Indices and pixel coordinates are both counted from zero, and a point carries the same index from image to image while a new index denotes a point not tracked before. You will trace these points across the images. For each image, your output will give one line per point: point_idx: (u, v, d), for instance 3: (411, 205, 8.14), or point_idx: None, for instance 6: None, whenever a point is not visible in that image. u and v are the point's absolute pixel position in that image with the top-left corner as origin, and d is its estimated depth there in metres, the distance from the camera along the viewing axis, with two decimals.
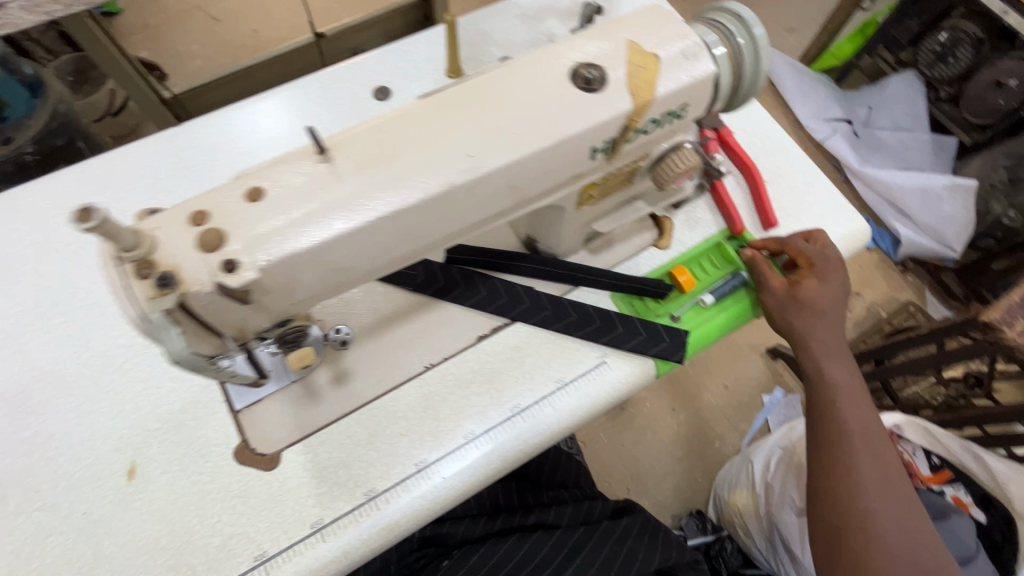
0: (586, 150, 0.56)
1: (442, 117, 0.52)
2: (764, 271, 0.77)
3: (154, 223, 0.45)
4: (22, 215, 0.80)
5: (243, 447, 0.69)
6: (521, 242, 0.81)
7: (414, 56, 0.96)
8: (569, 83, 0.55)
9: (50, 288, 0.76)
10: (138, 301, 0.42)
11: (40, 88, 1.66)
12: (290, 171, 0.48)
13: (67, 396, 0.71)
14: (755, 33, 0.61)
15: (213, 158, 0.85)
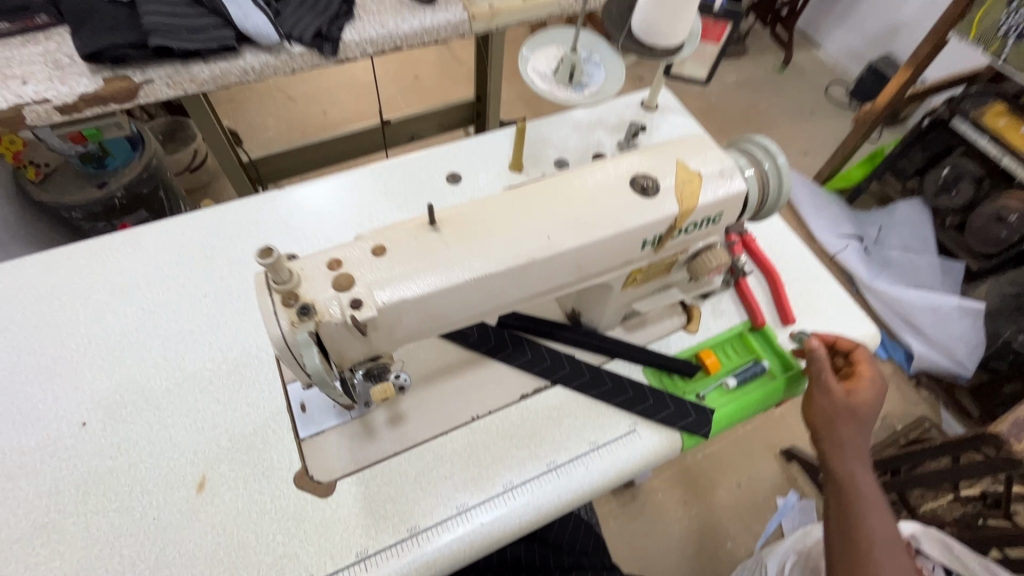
0: (639, 241, 0.68)
1: (527, 204, 0.65)
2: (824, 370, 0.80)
3: (300, 265, 0.57)
4: (143, 249, 0.94)
5: (303, 472, 0.76)
6: (565, 314, 0.91)
7: (483, 151, 1.13)
8: (628, 188, 0.68)
9: (156, 313, 0.88)
10: (282, 324, 0.53)
11: (140, 143, 1.88)
12: (407, 235, 0.60)
13: (155, 409, 0.80)
14: (780, 160, 0.75)
15: (307, 218, 1.00)
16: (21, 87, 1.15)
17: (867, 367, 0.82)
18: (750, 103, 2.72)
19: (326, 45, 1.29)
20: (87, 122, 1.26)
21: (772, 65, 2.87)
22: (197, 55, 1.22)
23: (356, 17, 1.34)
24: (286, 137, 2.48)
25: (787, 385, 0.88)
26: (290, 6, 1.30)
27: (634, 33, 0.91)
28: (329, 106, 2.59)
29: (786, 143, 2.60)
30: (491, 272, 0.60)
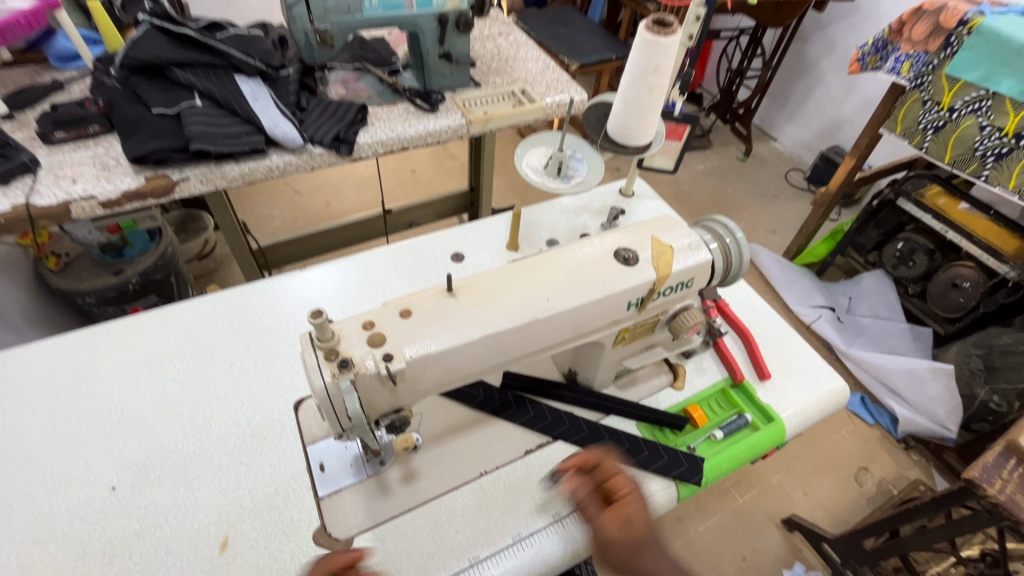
0: (624, 303, 0.79)
1: (527, 275, 0.76)
2: (591, 509, 0.68)
3: (340, 325, 0.67)
4: (175, 324, 1.03)
5: (322, 529, 0.80)
6: (564, 373, 1.00)
7: (483, 234, 1.28)
8: (611, 258, 0.80)
9: (186, 381, 0.95)
10: (324, 376, 0.63)
11: (158, 234, 2.01)
12: (429, 301, 0.71)
13: (180, 472, 0.84)
14: (737, 236, 0.89)
15: (326, 293, 1.11)
16: (70, 185, 1.29)
17: (622, 482, 0.69)
18: (717, 189, 3.00)
19: (342, 148, 1.47)
20: (123, 214, 1.39)
21: (735, 156, 3.20)
22: (228, 158, 1.39)
23: (369, 123, 1.55)
24: (291, 226, 2.65)
25: (770, 436, 0.95)
26: (313, 115, 1.51)
27: (608, 133, 1.09)
28: (333, 198, 2.80)
29: (753, 223, 2.84)
30: (500, 334, 0.71)
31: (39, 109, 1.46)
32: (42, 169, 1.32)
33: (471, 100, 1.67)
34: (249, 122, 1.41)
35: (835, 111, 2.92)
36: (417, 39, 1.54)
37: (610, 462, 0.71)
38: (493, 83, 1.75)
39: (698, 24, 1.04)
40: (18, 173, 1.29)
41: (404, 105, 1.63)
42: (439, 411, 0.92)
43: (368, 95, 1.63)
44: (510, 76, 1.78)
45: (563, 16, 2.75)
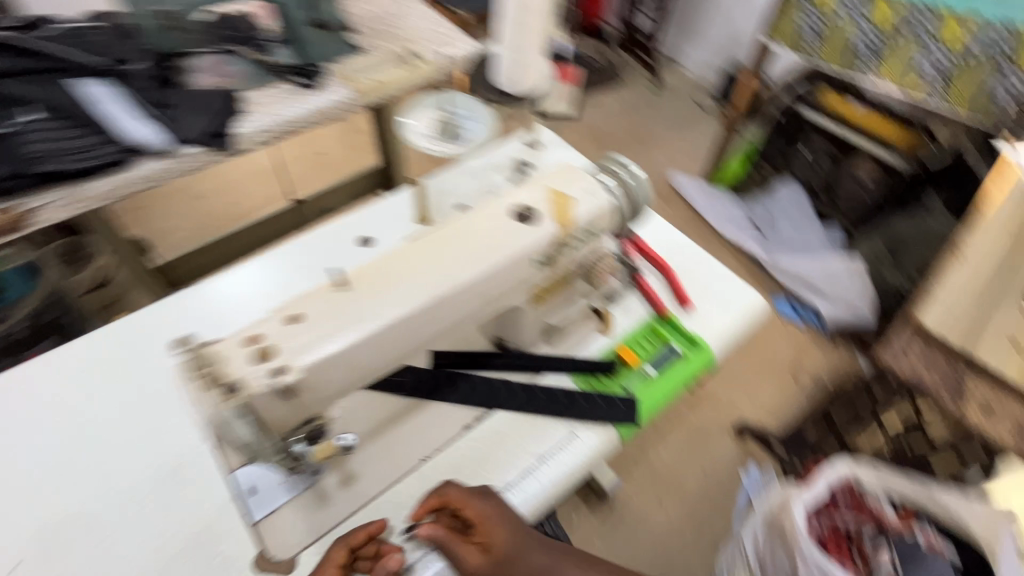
0: (528, 263, 0.77)
1: (426, 250, 0.72)
2: (452, 549, 0.73)
3: (221, 345, 0.61)
4: (53, 371, 0.90)
5: (261, 556, 0.77)
6: (491, 342, 0.97)
7: (395, 210, 1.21)
8: (509, 218, 0.77)
9: (78, 432, 0.85)
10: (213, 403, 0.59)
11: (37, 270, 1.75)
12: (319, 299, 0.66)
13: (87, 533, 0.77)
14: (639, 174, 0.87)
15: (227, 305, 1.02)
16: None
17: (472, 508, 0.75)
18: (630, 124, 2.99)
19: (218, 143, 1.32)
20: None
21: (644, 88, 3.19)
22: (83, 174, 1.22)
23: (245, 111, 1.40)
24: (196, 236, 2.44)
25: (697, 365, 0.98)
26: (183, 111, 1.32)
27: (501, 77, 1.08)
28: (238, 197, 2.59)
29: (669, 153, 2.86)
30: (403, 317, 0.66)
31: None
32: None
33: (355, 68, 1.53)
34: (99, 130, 1.24)
35: (732, 26, 2.94)
36: (285, 11, 1.50)
37: (455, 493, 0.76)
38: (380, 46, 1.61)
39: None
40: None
41: (281, 84, 1.47)
42: (363, 405, 0.85)
43: (237, 78, 1.45)
44: (393, 35, 1.65)
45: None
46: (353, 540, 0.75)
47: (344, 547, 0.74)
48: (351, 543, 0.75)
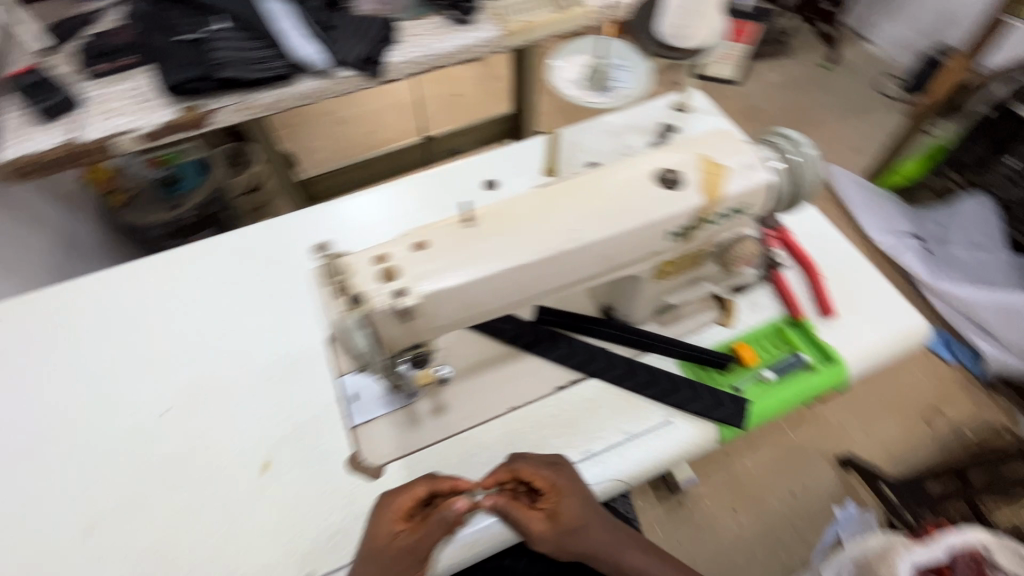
0: (660, 232, 0.51)
1: (570, 194, 0.50)
2: (517, 518, 0.53)
3: (349, 255, 0.47)
4: (120, 300, 0.73)
5: (355, 457, 0.61)
6: (596, 309, 0.70)
7: (530, 155, 0.87)
8: (789, 328, 0.69)
9: (224, 313, 0.72)
10: (334, 314, 0.44)
11: (209, 165, 1.51)
12: (556, 371, 0.66)
13: (215, 402, 0.65)
14: (818, 154, 0.56)
15: (277, 267, 0.75)
16: (111, 119, 0.97)
17: (545, 479, 0.54)
18: (811, 108, 2.05)
19: (372, 70, 1.02)
20: (162, 147, 1.05)
21: (814, 63, 2.20)
22: (257, 85, 0.99)
23: (399, 40, 1.07)
24: (337, 157, 2.01)
25: (832, 379, 0.65)
26: (341, 34, 1.04)
27: (658, 33, 0.68)
28: (375, 124, 2.10)
29: (830, 138, 1.97)
30: (670, 424, 0.62)
31: (79, 42, 1.07)
32: (86, 104, 0.99)
33: (508, 5, 1.12)
34: (273, 43, 0.99)
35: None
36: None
37: (525, 465, 0.55)
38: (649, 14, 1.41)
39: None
40: (63, 111, 0.97)
41: (433, 18, 1.11)
42: (468, 344, 0.67)
43: (395, 9, 1.11)
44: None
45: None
46: (439, 484, 0.54)
47: (428, 484, 0.54)
48: (436, 485, 0.54)
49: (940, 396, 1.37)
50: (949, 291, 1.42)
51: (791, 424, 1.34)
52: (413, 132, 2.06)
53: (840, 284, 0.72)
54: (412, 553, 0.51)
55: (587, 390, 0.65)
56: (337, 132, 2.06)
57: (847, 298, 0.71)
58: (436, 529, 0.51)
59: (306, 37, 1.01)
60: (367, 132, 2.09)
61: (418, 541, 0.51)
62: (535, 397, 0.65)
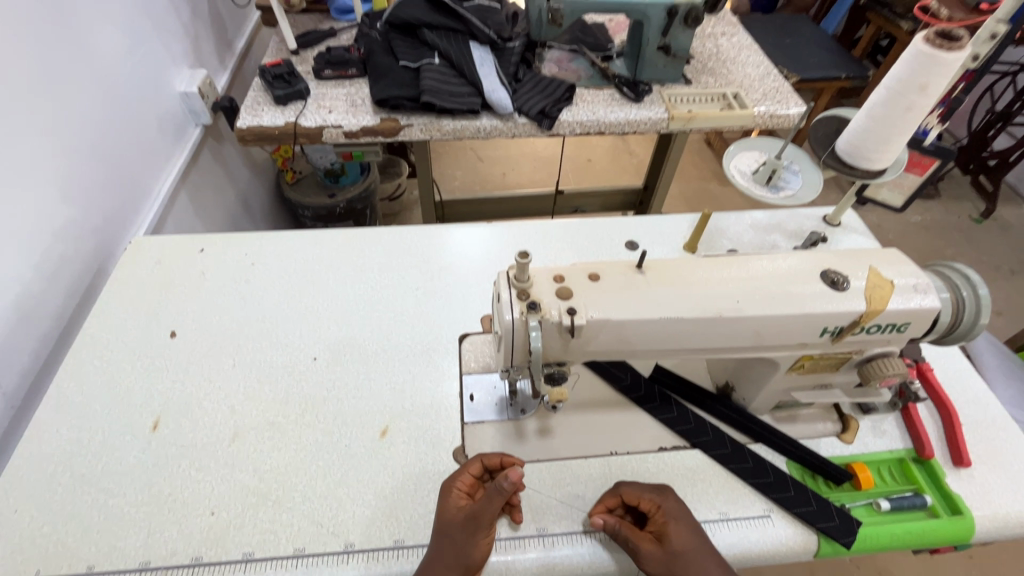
0: (816, 327, 0.53)
1: (736, 269, 0.54)
2: (627, 537, 0.56)
3: (531, 270, 0.54)
4: (302, 258, 0.86)
5: (462, 450, 0.66)
6: (713, 386, 0.72)
7: (672, 228, 0.92)
8: (915, 465, 0.66)
9: (380, 291, 0.81)
10: (513, 313, 0.50)
11: (370, 169, 1.73)
12: (661, 431, 0.68)
13: (354, 365, 0.73)
14: (987, 293, 0.56)
15: (426, 263, 0.85)
16: (325, 114, 1.15)
17: (649, 501, 0.58)
18: (954, 257, 1.95)
19: (544, 122, 1.15)
20: (353, 146, 1.22)
21: (965, 215, 2.10)
22: (447, 112, 1.14)
23: (574, 102, 1.19)
24: (470, 189, 2.19)
25: (956, 531, 0.61)
26: (525, 85, 1.18)
27: (836, 149, 0.72)
28: (511, 169, 2.28)
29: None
30: (768, 519, 0.61)
31: (317, 50, 1.31)
32: (310, 98, 1.19)
33: (679, 93, 1.22)
34: (471, 82, 1.15)
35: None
36: (639, 28, 1.16)
37: (630, 489, 0.60)
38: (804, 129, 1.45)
39: (996, 41, 0.65)
40: (292, 99, 1.17)
41: (609, 92, 1.23)
42: (584, 382, 0.71)
43: (577, 77, 1.25)
44: (725, 76, 1.27)
45: (791, 22, 2.04)
46: (487, 460, 0.61)
47: (478, 462, 0.60)
48: (486, 462, 0.60)
49: None
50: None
51: None
52: (541, 184, 2.22)
53: (982, 437, 0.68)
54: (473, 520, 0.54)
55: (690, 459, 0.66)
56: (474, 169, 2.27)
57: (989, 455, 0.67)
58: (493, 498, 0.53)
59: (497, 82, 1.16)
60: (500, 173, 2.27)
61: (476, 508, 0.54)
62: (638, 449, 0.67)
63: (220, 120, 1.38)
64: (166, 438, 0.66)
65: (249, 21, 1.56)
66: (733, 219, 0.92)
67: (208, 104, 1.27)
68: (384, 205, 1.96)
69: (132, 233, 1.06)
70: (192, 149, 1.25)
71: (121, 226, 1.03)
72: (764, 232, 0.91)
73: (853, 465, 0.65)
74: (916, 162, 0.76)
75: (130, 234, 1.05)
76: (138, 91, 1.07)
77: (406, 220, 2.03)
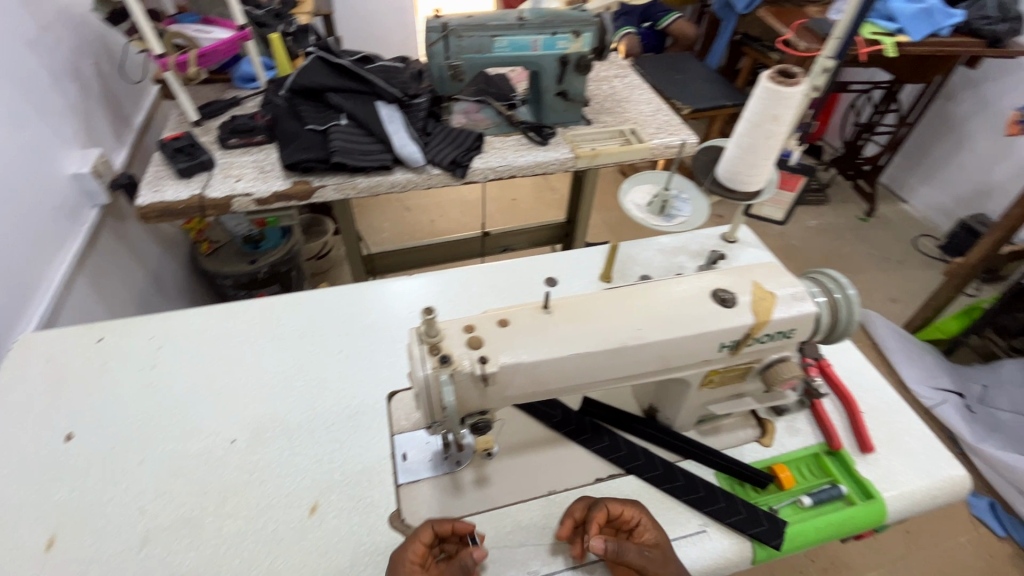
0: (714, 343, 0.57)
1: (636, 299, 0.57)
2: (636, 553, 0.54)
3: (442, 323, 0.54)
4: (215, 334, 0.82)
5: (397, 513, 0.64)
6: (640, 410, 0.74)
7: (585, 261, 0.96)
8: (827, 458, 0.71)
9: (302, 359, 0.79)
10: (426, 369, 0.50)
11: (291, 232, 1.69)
12: (595, 462, 0.69)
13: (276, 441, 0.70)
14: (853, 291, 0.62)
15: (348, 324, 0.84)
16: (232, 183, 1.13)
17: (632, 509, 0.60)
18: (850, 255, 2.15)
19: (456, 171, 1.18)
20: (266, 212, 1.20)
21: (853, 215, 2.33)
22: (359, 171, 1.15)
23: (484, 149, 1.24)
24: (399, 239, 2.19)
25: (872, 515, 0.65)
26: (435, 138, 1.22)
27: (717, 175, 0.79)
28: (438, 215, 2.31)
29: (869, 286, 2.03)
30: (704, 533, 0.63)
31: (220, 120, 1.29)
32: (216, 168, 1.17)
33: (582, 134, 1.30)
34: (381, 139, 1.17)
35: (1018, 157, 1.95)
36: (536, 78, 1.24)
37: (613, 500, 0.60)
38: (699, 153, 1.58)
39: (829, 74, 0.75)
40: (196, 171, 1.14)
41: (516, 137, 1.29)
42: (515, 424, 0.71)
43: (485, 126, 1.31)
44: (622, 115, 1.37)
45: (678, 60, 2.25)
46: (439, 527, 0.58)
47: (430, 530, 0.57)
48: (437, 529, 0.58)
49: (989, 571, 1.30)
50: (997, 456, 1.39)
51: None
52: (469, 227, 2.26)
53: (880, 422, 0.75)
54: None
55: (625, 486, 0.67)
56: (401, 219, 2.28)
57: (888, 437, 0.73)
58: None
59: (407, 136, 1.19)
60: (428, 219, 2.29)
61: None
62: (576, 484, 0.67)
63: (121, 198, 1.32)
64: (64, 556, 0.60)
65: (148, 95, 1.52)
66: (642, 246, 0.98)
67: (104, 184, 1.21)
68: (311, 265, 1.91)
69: (21, 328, 0.98)
70: (89, 231, 1.17)
71: (6, 323, 0.94)
72: (671, 255, 0.97)
73: (774, 467, 0.69)
74: (786, 179, 0.84)
75: (19, 332, 0.97)
76: (22, 179, 1.01)
77: (335, 277, 1.99)
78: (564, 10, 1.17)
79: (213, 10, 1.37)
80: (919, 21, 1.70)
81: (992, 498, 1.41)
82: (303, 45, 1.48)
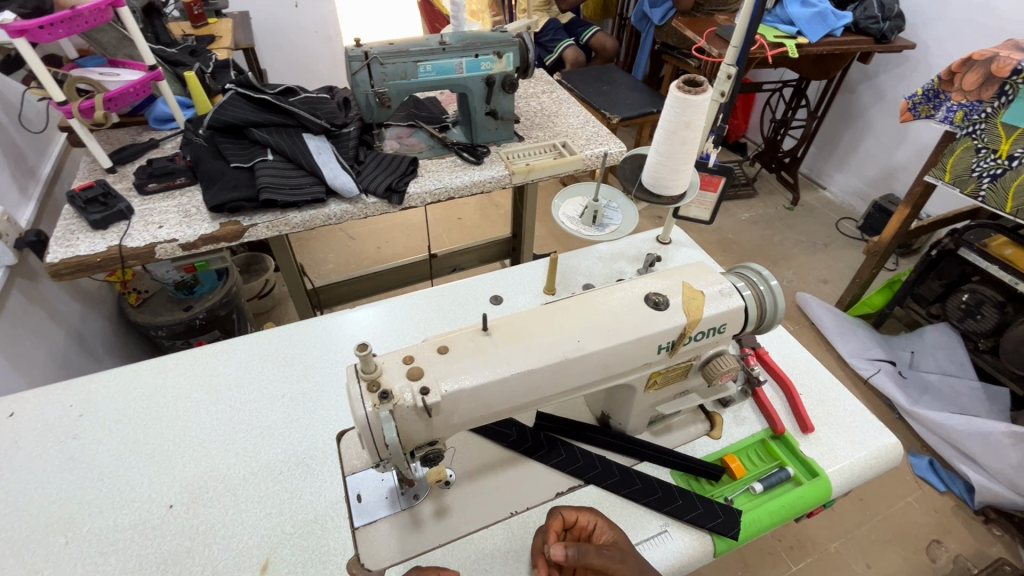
0: (653, 346, 0.59)
1: (574, 311, 0.58)
2: (592, 553, 0.53)
3: (380, 357, 0.53)
4: (143, 394, 0.77)
5: (356, 559, 0.61)
6: (594, 418, 0.75)
7: (529, 275, 0.97)
8: (774, 443, 0.74)
9: (243, 409, 0.75)
10: (366, 407, 0.49)
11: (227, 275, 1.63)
12: (555, 476, 0.69)
13: (219, 498, 0.66)
14: (774, 280, 0.66)
15: (291, 365, 0.81)
16: (155, 230, 1.07)
17: (586, 515, 0.60)
18: (781, 243, 2.28)
19: (393, 198, 1.17)
20: (194, 257, 1.14)
21: (780, 205, 2.48)
22: (291, 206, 1.12)
23: (419, 173, 1.23)
24: (345, 269, 2.14)
25: (818, 492, 0.68)
26: (368, 166, 1.21)
27: (642, 183, 0.82)
28: (384, 241, 2.28)
29: (802, 271, 2.15)
30: (665, 533, 0.64)
31: (137, 164, 1.23)
32: (135, 217, 1.10)
33: (515, 150, 1.32)
34: (311, 172, 1.14)
35: (915, 140, 2.13)
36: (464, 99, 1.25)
37: (567, 509, 0.60)
38: None
39: (733, 80, 0.80)
40: (113, 221, 1.08)
41: (450, 158, 1.30)
42: (472, 448, 0.71)
43: (419, 150, 1.30)
44: (552, 129, 1.40)
45: (604, 72, 2.34)
46: None
47: None
48: None
49: (937, 526, 1.38)
50: (927, 416, 1.50)
51: (792, 553, 1.31)
52: (417, 250, 2.24)
53: (817, 401, 0.79)
54: None
55: (585, 496, 0.68)
56: (347, 248, 2.23)
57: (824, 415, 0.77)
58: None
59: (339, 167, 1.17)
60: (375, 246, 2.25)
61: None
62: (536, 501, 0.67)
63: (30, 256, 1.22)
64: None
65: (55, 144, 1.43)
66: (582, 255, 1.00)
67: (10, 244, 1.12)
68: (252, 305, 1.83)
69: None
70: None
71: None
72: (610, 262, 0.99)
73: (725, 458, 0.71)
74: (707, 180, 0.88)
75: None
76: None
77: (281, 316, 1.92)
78: (484, 32, 1.20)
79: (120, 52, 1.31)
80: (814, 24, 1.85)
81: (930, 456, 1.51)
82: (223, 82, 1.44)
